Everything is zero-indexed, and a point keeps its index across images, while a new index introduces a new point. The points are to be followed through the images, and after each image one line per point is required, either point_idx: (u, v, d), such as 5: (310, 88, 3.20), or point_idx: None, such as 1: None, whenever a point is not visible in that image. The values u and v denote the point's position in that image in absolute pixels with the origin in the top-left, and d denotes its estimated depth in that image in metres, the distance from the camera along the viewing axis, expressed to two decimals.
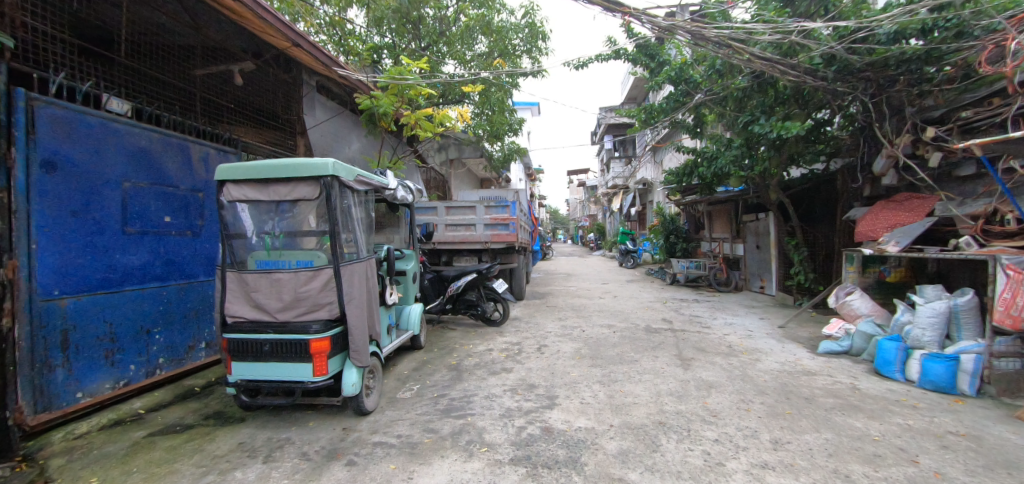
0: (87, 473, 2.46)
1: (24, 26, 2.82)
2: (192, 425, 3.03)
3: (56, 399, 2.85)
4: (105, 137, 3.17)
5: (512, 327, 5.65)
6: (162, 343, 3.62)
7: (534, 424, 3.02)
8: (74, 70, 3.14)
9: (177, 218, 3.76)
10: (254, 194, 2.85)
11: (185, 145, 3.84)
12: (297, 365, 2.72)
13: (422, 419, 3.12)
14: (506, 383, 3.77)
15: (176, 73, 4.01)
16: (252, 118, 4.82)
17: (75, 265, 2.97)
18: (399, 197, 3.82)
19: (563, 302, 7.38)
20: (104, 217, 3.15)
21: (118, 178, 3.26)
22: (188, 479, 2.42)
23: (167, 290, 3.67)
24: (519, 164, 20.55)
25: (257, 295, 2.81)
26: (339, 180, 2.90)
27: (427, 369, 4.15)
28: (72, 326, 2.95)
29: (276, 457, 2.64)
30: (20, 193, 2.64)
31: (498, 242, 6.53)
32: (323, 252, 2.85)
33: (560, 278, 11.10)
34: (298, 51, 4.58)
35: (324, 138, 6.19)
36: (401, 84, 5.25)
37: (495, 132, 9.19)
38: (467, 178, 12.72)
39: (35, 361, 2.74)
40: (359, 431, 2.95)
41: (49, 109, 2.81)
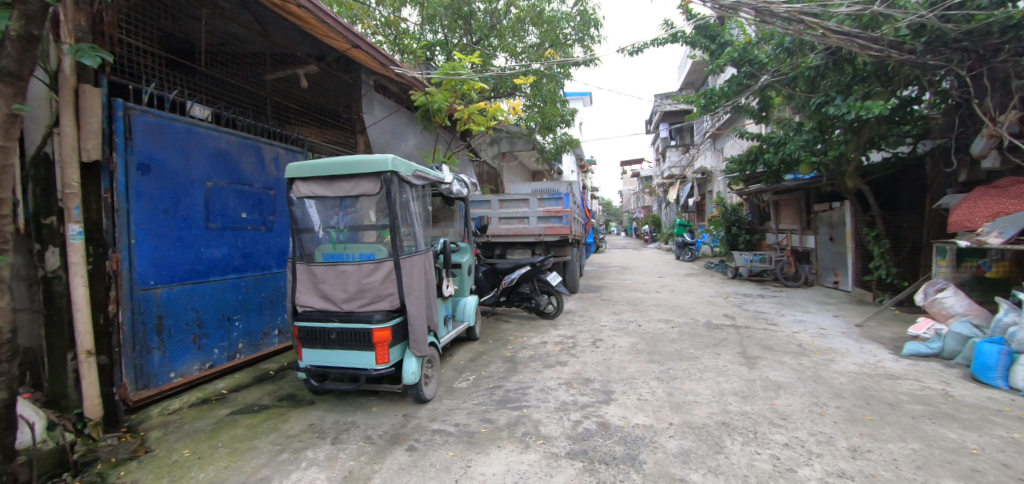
0: (180, 445, 2.72)
1: (122, 43, 3.12)
2: (268, 405, 3.27)
3: (154, 378, 3.18)
4: (191, 141, 3.46)
5: (566, 320, 5.60)
6: (241, 330, 3.92)
7: (590, 419, 2.97)
8: (163, 81, 3.44)
9: (253, 214, 4.05)
10: (320, 190, 2.99)
11: (258, 146, 4.12)
12: (361, 353, 2.84)
13: (478, 409, 3.16)
14: (561, 376, 3.74)
15: (249, 79, 4.30)
16: (316, 119, 5.10)
17: (167, 258, 3.28)
18: (454, 191, 3.93)
19: (618, 296, 7.21)
20: (190, 214, 3.45)
21: (202, 178, 3.55)
22: (265, 456, 2.61)
23: (245, 281, 3.96)
24: (570, 157, 20.35)
25: (325, 286, 2.96)
26: (399, 175, 2.99)
27: (482, 360, 4.21)
28: (166, 313, 3.26)
29: (343, 439, 2.78)
30: (121, 194, 2.95)
31: (551, 235, 6.51)
32: (384, 245, 2.96)
33: (614, 272, 10.86)
34: (358, 53, 4.76)
35: (382, 136, 6.44)
36: (455, 79, 5.31)
37: (546, 124, 9.13)
38: (519, 171, 12.78)
39: (136, 343, 3.06)
40: (419, 418, 3.05)
41: (143, 116, 3.11)
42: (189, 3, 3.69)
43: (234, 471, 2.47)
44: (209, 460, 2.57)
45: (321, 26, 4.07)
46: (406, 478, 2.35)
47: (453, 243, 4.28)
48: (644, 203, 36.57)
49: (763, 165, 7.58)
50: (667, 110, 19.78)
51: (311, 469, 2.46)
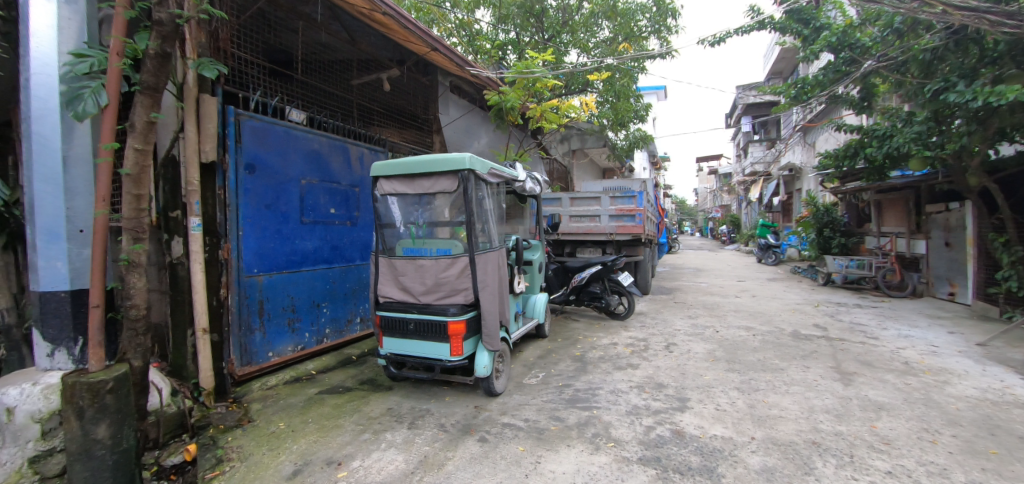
0: (276, 418, 3.01)
1: (235, 57, 3.49)
2: (351, 388, 3.51)
3: (255, 356, 3.52)
4: (289, 143, 3.79)
5: (637, 322, 5.43)
6: (329, 316, 4.24)
7: (663, 426, 2.86)
8: (267, 89, 3.80)
9: (339, 210, 4.36)
10: (402, 188, 3.15)
11: (345, 147, 4.42)
12: (437, 344, 2.97)
13: (548, 406, 3.17)
14: (632, 379, 3.63)
15: (339, 85, 4.64)
16: (397, 120, 5.38)
17: (269, 249, 3.62)
18: (528, 189, 4.00)
19: (693, 299, 6.87)
20: (287, 209, 3.79)
21: (297, 177, 3.87)
22: (349, 434, 2.81)
23: (332, 272, 4.27)
24: (642, 154, 19.71)
25: (404, 279, 3.11)
26: (475, 173, 3.07)
27: (552, 358, 4.21)
28: (267, 298, 3.61)
29: (419, 425, 2.91)
30: (231, 190, 3.30)
31: (623, 234, 6.34)
32: (460, 241, 3.05)
33: (688, 273, 10.36)
34: (436, 55, 4.94)
35: (457, 135, 6.64)
36: (529, 78, 5.46)
37: (618, 120, 8.90)
38: (589, 169, 12.63)
39: (242, 324, 3.41)
40: (489, 410, 3.11)
41: (250, 121, 3.45)
42: (290, 17, 4.04)
43: (323, 445, 2.69)
44: (301, 434, 2.82)
45: (404, 32, 4.28)
46: (478, 468, 2.41)
47: (526, 240, 4.31)
48: (720, 202, 34.41)
49: (864, 160, 6.84)
50: (750, 102, 18.44)
51: (390, 451, 2.61)
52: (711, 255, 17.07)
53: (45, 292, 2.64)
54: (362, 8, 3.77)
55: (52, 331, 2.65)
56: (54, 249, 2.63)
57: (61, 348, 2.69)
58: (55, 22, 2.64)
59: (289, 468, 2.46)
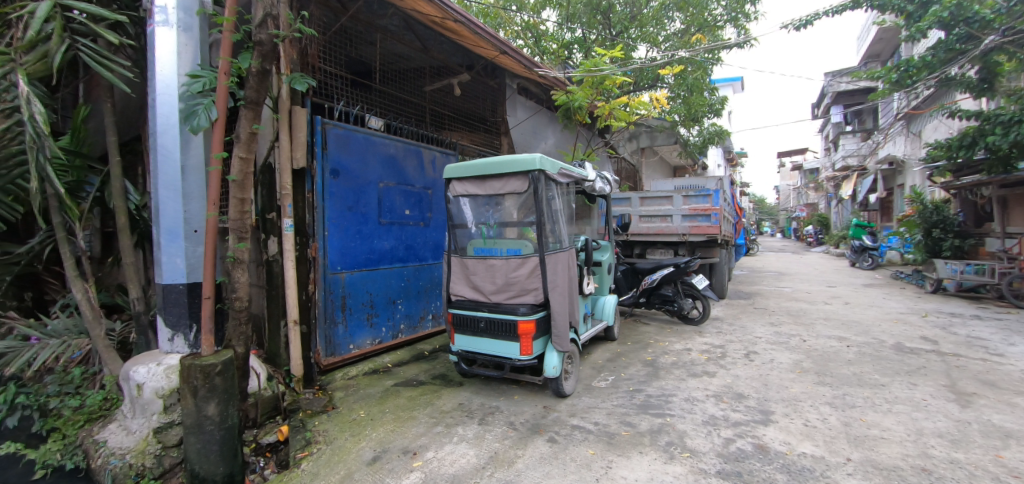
0: (357, 406, 3.22)
1: (322, 70, 3.77)
2: (424, 382, 3.66)
3: (339, 348, 3.79)
4: (368, 149, 4.03)
5: (713, 328, 5.15)
6: (403, 312, 4.45)
7: (744, 439, 2.68)
8: (349, 99, 4.07)
9: (413, 211, 4.56)
10: (474, 189, 3.24)
11: (418, 151, 4.61)
12: (507, 343, 3.01)
13: (618, 411, 3.09)
14: (708, 388, 3.45)
15: (413, 92, 4.86)
16: (467, 124, 5.55)
17: (351, 248, 3.87)
18: (598, 189, 3.95)
19: (775, 305, 6.40)
20: (367, 211, 4.03)
21: (375, 180, 4.11)
22: (424, 426, 2.93)
23: (407, 270, 4.48)
24: (716, 150, 18.71)
25: (475, 278, 3.20)
26: (545, 173, 3.09)
27: (621, 361, 4.12)
28: (349, 293, 3.86)
29: (489, 422, 2.97)
30: (318, 194, 3.57)
31: (697, 235, 6.05)
32: (531, 241, 3.07)
33: (769, 277, 9.65)
34: (505, 58, 5.01)
35: (524, 136, 6.70)
36: (596, 76, 5.34)
37: (691, 115, 8.50)
38: (659, 167, 12.23)
39: (326, 317, 3.68)
40: (558, 411, 3.10)
41: (335, 129, 3.71)
42: (369, 31, 4.29)
43: (399, 435, 2.83)
44: (379, 422, 2.99)
45: (474, 37, 4.38)
46: (548, 468, 2.41)
47: (595, 240, 4.26)
48: (806, 199, 31.57)
49: (985, 150, 6.01)
50: (842, 89, 16.80)
51: (461, 445, 2.69)
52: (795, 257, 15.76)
53: (167, 284, 3.01)
54: (434, 18, 3.92)
55: (172, 318, 3.02)
56: (174, 247, 3.00)
57: (179, 334, 3.05)
58: (176, 47, 3.00)
59: (370, 454, 2.62)
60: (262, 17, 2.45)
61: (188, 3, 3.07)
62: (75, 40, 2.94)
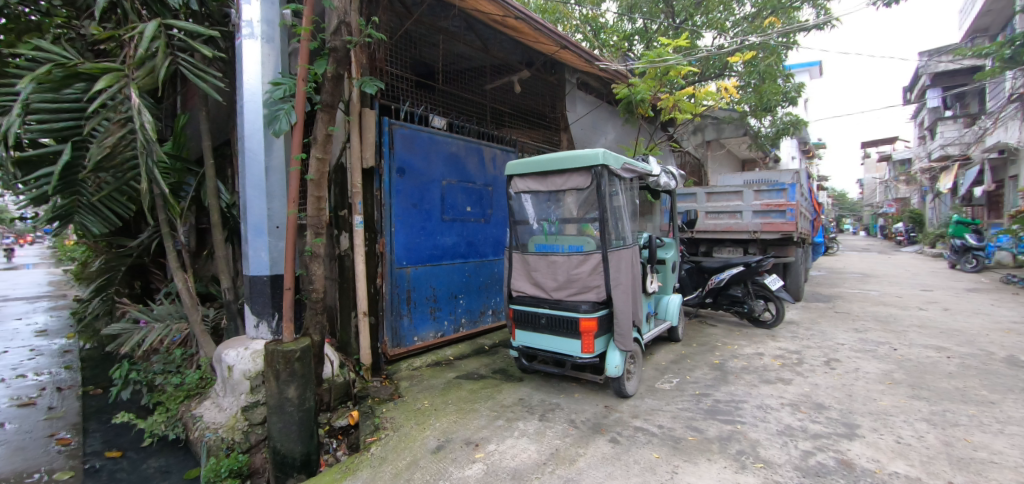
0: (422, 396, 3.34)
1: (389, 73, 3.92)
2: (485, 376, 3.73)
3: (404, 339, 3.95)
4: (432, 147, 4.15)
5: (787, 332, 4.83)
6: (464, 307, 4.56)
7: (825, 453, 2.49)
8: (414, 100, 4.18)
9: (475, 208, 4.64)
10: (535, 185, 3.25)
11: (479, 149, 4.69)
12: (568, 340, 3.02)
13: (684, 414, 2.98)
14: (783, 396, 3.23)
15: (474, 91, 4.95)
16: (526, 121, 5.58)
17: (415, 244, 4.01)
18: (662, 184, 3.86)
19: (859, 309, 5.87)
20: (430, 208, 4.15)
21: (438, 178, 4.22)
22: (485, 419, 2.98)
23: (468, 265, 4.58)
24: (791, 141, 17.45)
25: (537, 275, 3.22)
26: (608, 168, 3.04)
27: (686, 363, 3.97)
28: (413, 287, 4.01)
29: (549, 418, 2.98)
30: (385, 192, 3.73)
31: (770, 232, 5.68)
32: (593, 237, 3.06)
33: (852, 279, 8.87)
34: (565, 53, 4.97)
35: (584, 132, 6.61)
36: (660, 67, 5.13)
37: (763, 104, 7.99)
38: (727, 160, 11.63)
39: (393, 309, 3.85)
40: (620, 412, 3.05)
41: (401, 130, 3.85)
42: (432, 33, 4.41)
43: (462, 426, 2.90)
44: (442, 413, 3.08)
45: (534, 34, 4.38)
46: (611, 469, 2.37)
47: (659, 237, 4.15)
48: (893, 195, 28.63)
49: None
50: (939, 70, 15.08)
51: (522, 439, 2.71)
52: (885, 258, 14.38)
53: (253, 276, 3.27)
54: (496, 16, 3.95)
55: (258, 307, 3.27)
56: (259, 241, 3.25)
57: (264, 321, 3.30)
58: (261, 57, 3.23)
59: (434, 443, 2.71)
60: (337, 24, 2.58)
61: (271, 16, 3.30)
62: (176, 56, 3.26)
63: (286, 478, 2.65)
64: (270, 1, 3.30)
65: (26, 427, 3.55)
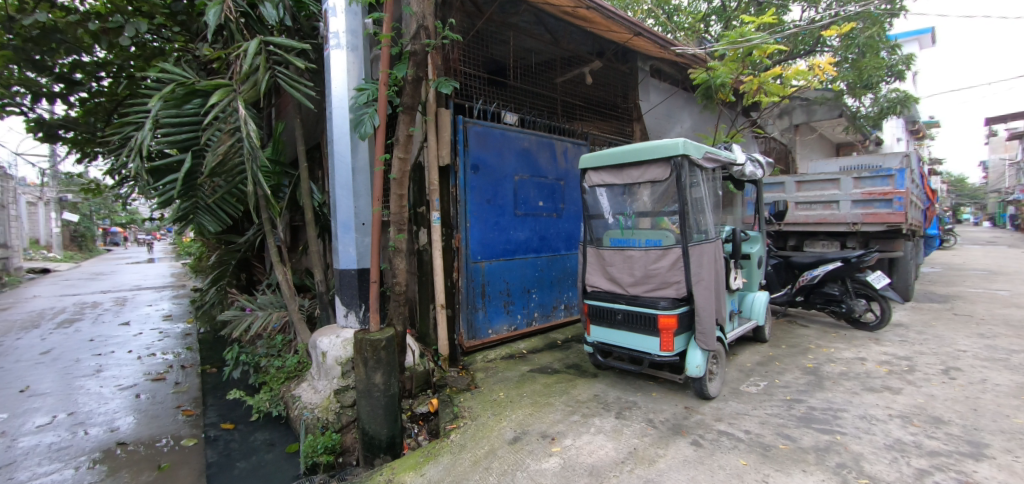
0: (498, 387, 3.43)
1: (462, 72, 4.03)
2: (558, 370, 3.75)
3: (479, 332, 4.07)
4: (505, 143, 4.20)
5: (894, 336, 4.35)
6: (537, 301, 4.59)
7: (945, 473, 2.21)
8: (486, 97, 4.24)
9: (547, 202, 4.65)
10: (611, 178, 3.21)
11: (551, 143, 4.67)
12: (646, 337, 2.97)
13: (774, 421, 2.80)
14: (890, 406, 2.92)
15: (545, 85, 4.94)
16: (598, 112, 5.49)
17: (489, 239, 4.10)
18: (747, 173, 3.63)
19: (984, 311, 5.14)
20: (503, 203, 4.21)
21: (511, 174, 4.27)
22: (560, 413, 3.00)
23: (541, 260, 4.60)
24: (896, 122, 15.50)
25: (613, 269, 3.19)
26: (689, 158, 2.92)
27: (775, 366, 3.72)
28: (488, 281, 4.11)
29: (626, 416, 2.93)
30: (460, 188, 3.84)
31: (873, 224, 5.13)
32: (672, 231, 2.97)
33: (975, 277, 7.75)
34: (638, 40, 4.81)
35: (658, 122, 6.35)
36: (743, 47, 4.80)
37: (863, 82, 7.14)
38: (818, 145, 10.62)
39: (469, 302, 3.97)
40: (702, 414, 2.93)
41: (474, 127, 3.94)
42: (502, 30, 4.45)
43: (538, 419, 2.94)
44: (518, 405, 3.15)
45: (605, 23, 4.27)
46: (693, 472, 2.28)
47: (744, 231, 3.94)
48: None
49: None
50: None
51: (599, 436, 2.69)
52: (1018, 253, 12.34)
53: (343, 269, 3.50)
54: (566, 8, 3.90)
55: (347, 298, 3.51)
56: (348, 237, 3.47)
57: (352, 312, 3.53)
58: (346, 66, 3.44)
59: (512, 434, 2.77)
60: (416, 29, 2.67)
61: (355, 26, 3.50)
62: (274, 69, 3.54)
63: (374, 458, 2.83)
64: (354, 12, 3.50)
65: (158, 399, 4.14)
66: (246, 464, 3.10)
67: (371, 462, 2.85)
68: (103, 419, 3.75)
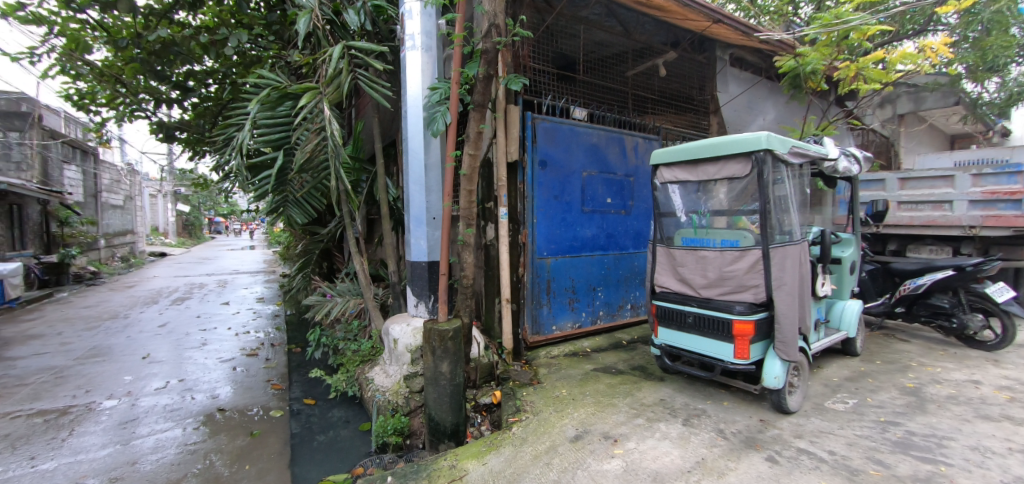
0: (560, 384, 3.42)
1: (532, 68, 4.04)
2: (623, 371, 3.67)
3: (543, 327, 4.08)
4: (573, 139, 4.16)
5: (1019, 358, 3.77)
6: (603, 299, 4.51)
7: None
8: (555, 93, 4.22)
9: (615, 199, 4.54)
10: (684, 175, 3.07)
11: (621, 138, 4.56)
12: (719, 343, 2.82)
13: (864, 443, 2.54)
14: (1013, 439, 2.53)
15: (616, 79, 4.84)
16: (671, 106, 5.28)
17: (556, 235, 4.09)
18: (840, 169, 3.32)
19: None
20: (570, 199, 4.18)
21: (579, 170, 4.22)
22: (624, 415, 2.94)
23: (607, 258, 4.51)
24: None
25: (684, 270, 3.06)
26: (773, 153, 2.71)
27: (867, 383, 3.37)
28: (553, 278, 4.10)
29: (694, 424, 2.80)
30: (528, 184, 3.87)
31: (995, 228, 4.44)
32: (751, 232, 2.77)
33: None
34: (718, 28, 4.54)
35: (737, 114, 5.95)
36: (838, 30, 4.36)
37: (987, 63, 6.29)
38: (927, 137, 9.40)
39: (534, 298, 3.99)
40: (779, 429, 2.73)
41: (543, 123, 3.94)
42: (573, 24, 4.40)
43: (600, 419, 2.90)
44: (581, 403, 3.12)
45: (682, 11, 4.09)
46: None
47: (834, 233, 3.61)
48: None
49: None
50: None
51: (664, 442, 2.60)
52: None
53: (414, 261, 3.66)
54: None
55: (418, 289, 3.67)
56: (420, 231, 3.61)
57: (422, 302, 3.68)
58: (421, 66, 3.58)
59: (573, 432, 2.75)
60: (488, 28, 2.71)
61: (429, 27, 3.62)
62: (355, 71, 3.76)
63: (439, 443, 2.95)
64: (428, 14, 3.62)
65: (252, 372, 4.60)
66: (324, 438, 3.36)
67: (436, 447, 2.97)
68: (206, 386, 4.24)
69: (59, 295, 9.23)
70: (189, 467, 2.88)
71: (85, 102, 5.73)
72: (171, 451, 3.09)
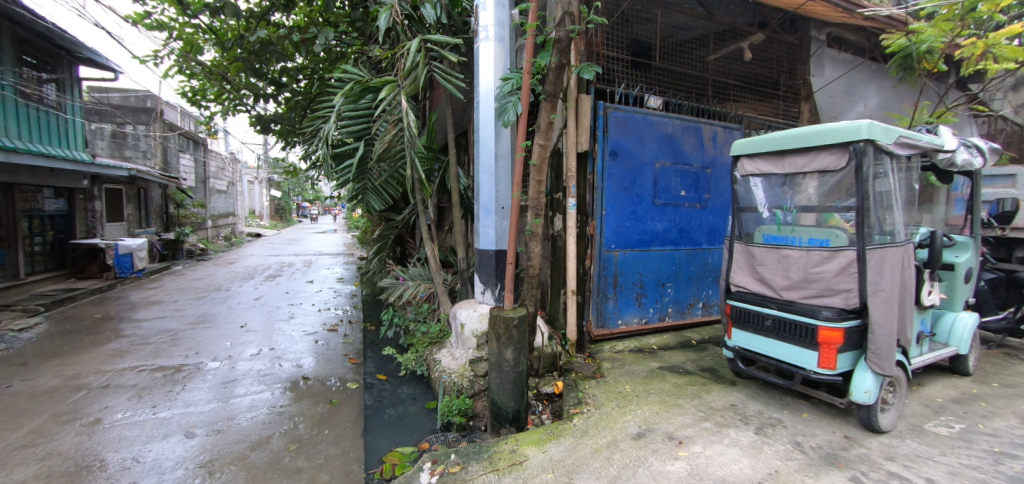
0: (624, 380, 3.37)
1: (605, 56, 3.95)
2: (691, 372, 3.52)
3: (608, 321, 4.04)
4: (646, 128, 4.01)
5: None
6: (672, 296, 4.35)
7: None
8: (629, 81, 4.08)
9: (690, 192, 4.34)
10: (768, 167, 2.87)
11: (698, 128, 4.33)
12: (802, 350, 2.61)
13: (973, 474, 2.24)
14: None
15: (694, 64, 4.59)
16: (756, 92, 4.92)
17: (625, 228, 4.00)
18: (958, 162, 2.92)
19: None
20: (641, 192, 4.05)
21: (651, 161, 4.07)
22: (690, 417, 2.83)
23: (679, 253, 4.33)
24: None
25: (764, 269, 2.87)
26: (875, 143, 2.43)
27: (981, 408, 2.96)
28: (621, 272, 4.03)
29: (768, 434, 2.64)
30: (598, 175, 3.81)
31: None
32: (845, 231, 2.52)
33: None
34: (814, 5, 4.14)
35: (834, 100, 5.40)
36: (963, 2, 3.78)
37: None
38: None
39: (600, 290, 3.95)
40: (867, 448, 2.49)
41: (615, 112, 3.85)
42: (649, 8, 4.26)
43: (664, 419, 2.82)
44: (644, 401, 3.05)
45: None
46: None
47: (947, 236, 3.19)
48: None
49: None
50: None
51: (733, 449, 2.48)
52: None
53: (482, 249, 3.75)
54: None
55: (485, 276, 3.76)
56: (489, 220, 3.70)
57: (489, 289, 3.78)
58: (494, 57, 3.61)
59: (634, 430, 2.71)
60: (562, 16, 2.67)
61: (502, 18, 3.64)
62: (431, 64, 3.89)
63: (501, 427, 3.03)
64: (501, 5, 3.64)
65: (332, 346, 5.01)
66: (394, 412, 3.58)
67: (498, 430, 3.06)
68: (293, 356, 4.68)
69: (174, 268, 10.60)
70: (278, 427, 3.22)
71: (198, 98, 6.49)
72: (263, 411, 3.46)
